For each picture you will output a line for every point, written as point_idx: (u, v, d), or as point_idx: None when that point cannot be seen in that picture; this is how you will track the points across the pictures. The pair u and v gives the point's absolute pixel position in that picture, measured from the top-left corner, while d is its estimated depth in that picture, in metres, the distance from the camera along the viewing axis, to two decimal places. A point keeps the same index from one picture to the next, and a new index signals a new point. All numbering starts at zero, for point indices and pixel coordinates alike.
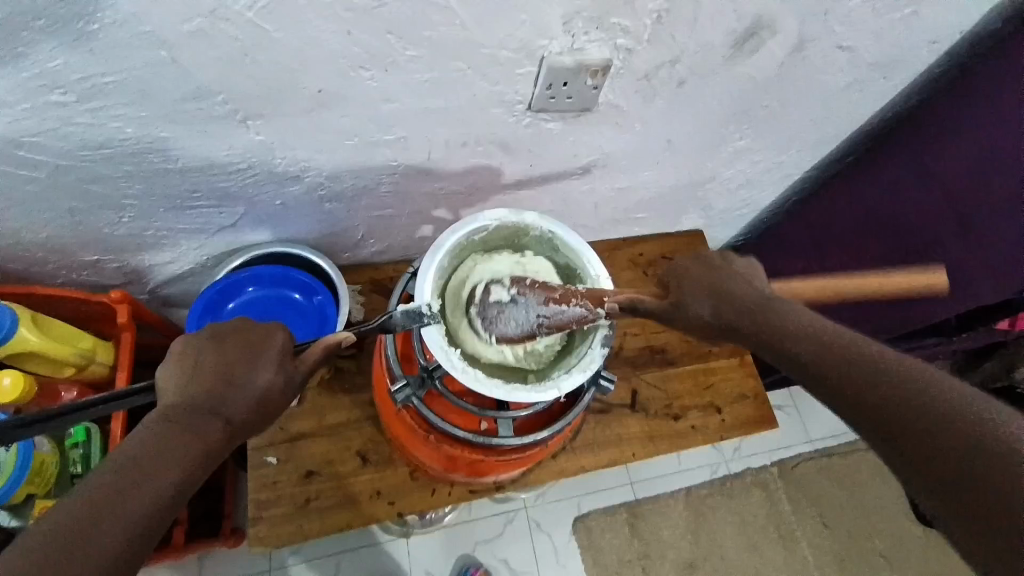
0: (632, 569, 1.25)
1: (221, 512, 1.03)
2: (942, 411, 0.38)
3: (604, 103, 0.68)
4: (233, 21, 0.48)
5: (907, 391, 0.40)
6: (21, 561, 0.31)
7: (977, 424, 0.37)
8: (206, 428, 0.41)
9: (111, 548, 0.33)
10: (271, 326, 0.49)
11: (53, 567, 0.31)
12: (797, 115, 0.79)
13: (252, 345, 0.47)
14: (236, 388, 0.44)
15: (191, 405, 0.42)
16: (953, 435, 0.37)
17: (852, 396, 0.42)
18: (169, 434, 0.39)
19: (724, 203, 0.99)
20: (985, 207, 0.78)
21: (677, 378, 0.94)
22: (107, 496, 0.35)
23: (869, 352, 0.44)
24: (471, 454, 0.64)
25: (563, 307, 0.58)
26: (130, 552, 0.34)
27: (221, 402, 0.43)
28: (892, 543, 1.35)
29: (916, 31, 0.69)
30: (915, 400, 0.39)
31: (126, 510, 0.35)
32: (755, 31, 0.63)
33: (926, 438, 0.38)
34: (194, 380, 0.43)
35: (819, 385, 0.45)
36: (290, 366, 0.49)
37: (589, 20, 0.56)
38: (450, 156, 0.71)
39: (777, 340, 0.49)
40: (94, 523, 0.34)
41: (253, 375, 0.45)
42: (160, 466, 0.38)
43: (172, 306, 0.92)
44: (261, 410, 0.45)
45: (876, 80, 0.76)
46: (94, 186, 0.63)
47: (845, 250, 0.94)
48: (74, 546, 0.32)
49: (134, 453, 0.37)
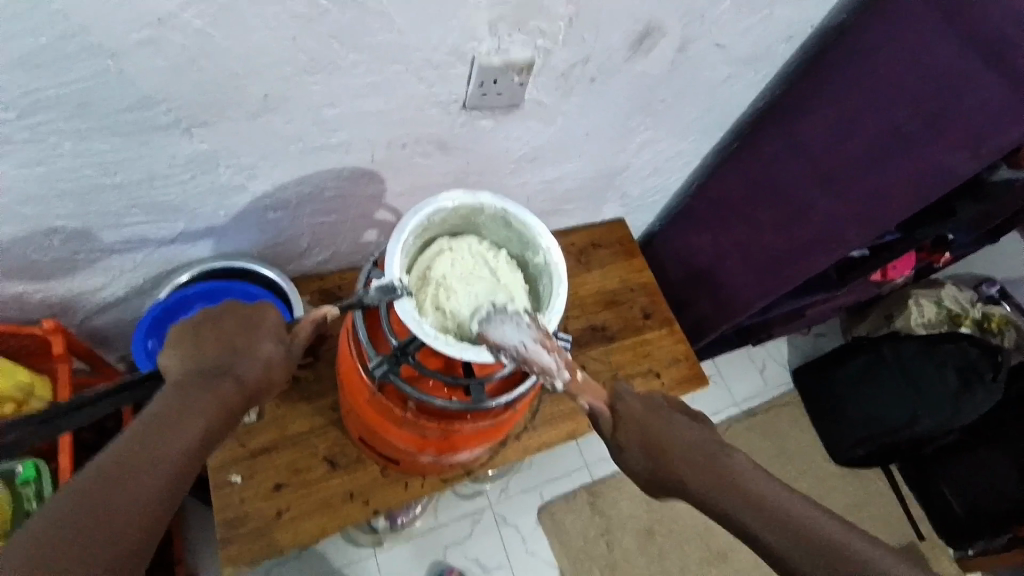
0: (596, 546, 1.31)
1: (172, 555, 0.97)
2: (757, 492, 0.55)
3: (529, 100, 0.76)
4: (182, 31, 0.50)
5: (730, 480, 0.56)
6: (76, 494, 0.40)
7: (778, 508, 0.53)
8: (219, 388, 0.48)
9: (145, 494, 0.42)
10: (264, 305, 0.55)
11: (97, 502, 0.40)
12: (688, 108, 0.92)
13: (248, 320, 0.53)
14: (242, 355, 0.51)
15: (203, 372, 0.49)
16: (757, 511, 0.54)
17: (700, 487, 0.57)
18: (185, 397, 0.47)
19: (639, 191, 1.10)
20: (845, 166, 0.89)
21: (618, 351, 1.04)
22: (136, 451, 0.43)
23: (710, 464, 0.58)
24: (448, 425, 0.68)
25: (545, 353, 0.60)
26: (161, 495, 0.42)
27: (232, 364, 0.50)
28: (818, 484, 1.49)
29: (773, 30, 0.82)
30: (754, 500, 0.54)
31: (149, 468, 0.43)
32: (649, 33, 0.73)
33: (747, 513, 0.54)
34: (200, 353, 0.50)
35: (692, 487, 0.57)
36: (286, 339, 0.55)
37: (512, 24, 0.63)
38: (392, 156, 0.75)
39: (666, 455, 0.60)
40: (128, 473, 0.42)
41: (256, 345, 0.52)
42: (172, 432, 0.45)
43: (101, 338, 0.87)
44: (266, 373, 0.52)
45: (748, 73, 0.89)
46: (25, 209, 0.61)
47: (744, 221, 1.07)
48: (113, 487, 0.41)
49: (156, 414, 0.45)
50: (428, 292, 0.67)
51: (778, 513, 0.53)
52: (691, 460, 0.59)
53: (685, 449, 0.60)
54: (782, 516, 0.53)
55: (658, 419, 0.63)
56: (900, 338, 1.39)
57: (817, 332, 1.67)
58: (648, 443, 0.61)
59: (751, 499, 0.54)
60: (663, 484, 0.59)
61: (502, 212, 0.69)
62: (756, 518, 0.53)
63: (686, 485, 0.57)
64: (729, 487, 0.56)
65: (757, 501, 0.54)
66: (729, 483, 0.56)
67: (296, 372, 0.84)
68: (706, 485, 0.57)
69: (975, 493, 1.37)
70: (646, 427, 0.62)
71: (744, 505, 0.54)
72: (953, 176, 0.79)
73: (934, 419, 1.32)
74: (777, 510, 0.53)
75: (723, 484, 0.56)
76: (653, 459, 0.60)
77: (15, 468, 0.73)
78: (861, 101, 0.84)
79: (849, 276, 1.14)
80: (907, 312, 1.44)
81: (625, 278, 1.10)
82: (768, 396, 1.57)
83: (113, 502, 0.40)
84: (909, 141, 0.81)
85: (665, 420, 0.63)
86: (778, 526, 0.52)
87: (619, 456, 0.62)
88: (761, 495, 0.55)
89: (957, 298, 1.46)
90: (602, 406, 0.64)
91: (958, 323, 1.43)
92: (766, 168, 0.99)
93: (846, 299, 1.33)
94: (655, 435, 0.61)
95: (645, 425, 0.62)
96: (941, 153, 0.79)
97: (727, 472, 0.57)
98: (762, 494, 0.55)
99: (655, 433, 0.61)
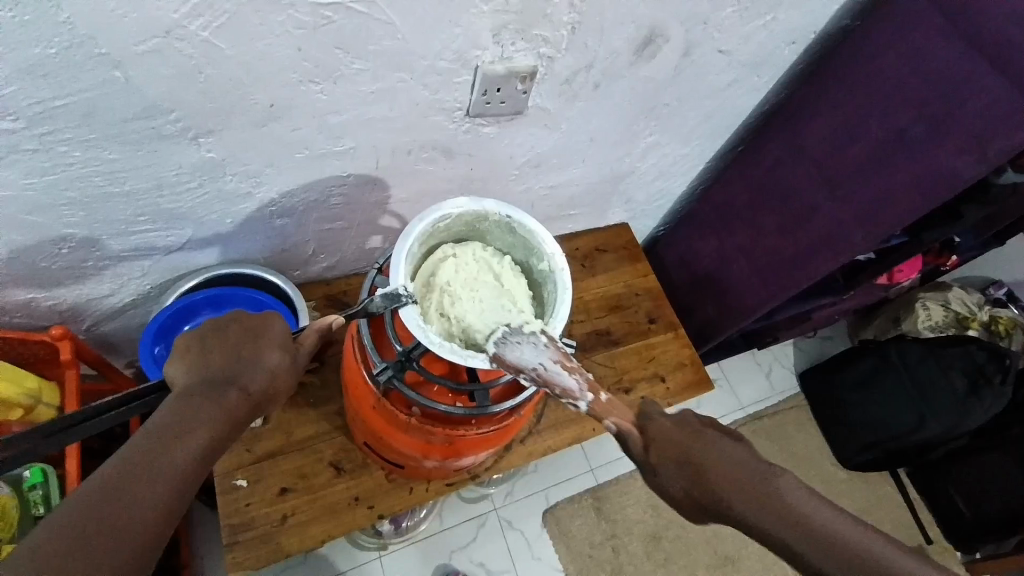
0: (602, 551, 1.30)
1: (179, 559, 0.98)
2: (802, 509, 0.51)
3: (533, 106, 0.76)
4: (189, 41, 0.51)
5: (772, 496, 0.52)
6: (80, 502, 0.39)
7: (826, 527, 0.49)
8: (224, 398, 0.49)
9: (150, 504, 0.42)
10: (270, 315, 0.55)
11: (102, 510, 0.40)
12: (692, 113, 0.92)
13: (253, 331, 0.53)
14: (247, 365, 0.51)
15: (208, 381, 0.49)
16: (806, 532, 0.49)
17: (742, 508, 0.52)
18: (191, 406, 0.47)
19: (642, 196, 1.10)
20: (849, 169, 0.88)
21: (622, 355, 1.04)
22: (142, 460, 0.43)
23: (751, 481, 0.53)
24: (452, 430, 0.68)
25: (565, 375, 0.60)
26: (166, 505, 0.43)
27: (237, 374, 0.50)
28: (825, 488, 1.48)
29: (776, 35, 0.83)
30: (800, 520, 0.50)
31: (154, 478, 0.43)
32: (651, 39, 0.73)
33: (797, 536, 0.49)
34: (206, 362, 0.50)
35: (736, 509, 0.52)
36: (292, 350, 0.55)
37: (515, 32, 0.63)
38: (397, 163, 0.75)
39: (705, 473, 0.54)
40: (134, 483, 0.42)
41: (261, 355, 0.52)
42: (178, 441, 0.45)
43: (109, 344, 0.88)
44: (271, 383, 0.52)
45: (752, 78, 0.89)
46: (35, 217, 0.62)
47: (748, 225, 1.07)
48: (119, 495, 0.41)
49: (162, 423, 0.45)
50: (433, 299, 0.67)
51: (826, 533, 0.49)
52: (729, 476, 0.53)
53: (721, 464, 0.54)
54: (831, 537, 0.49)
55: (691, 434, 0.57)
56: (906, 340, 1.39)
57: (823, 335, 1.66)
58: (686, 461, 0.55)
59: (797, 519, 0.50)
60: (701, 504, 0.54)
61: (506, 218, 0.69)
62: (806, 540, 0.49)
63: (727, 506, 0.52)
64: (773, 506, 0.51)
65: (804, 520, 0.50)
66: (773, 502, 0.51)
67: (301, 377, 0.85)
68: (750, 505, 0.52)
69: (983, 501, 1.35)
70: (684, 451, 0.55)
71: (819, 548, 0.48)
72: (956, 178, 0.77)
73: (939, 425, 1.31)
74: (824, 530, 0.49)
75: (766, 504, 0.51)
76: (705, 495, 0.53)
77: (22, 473, 0.74)
78: (864, 104, 0.84)
79: (855, 280, 1.14)
80: (913, 316, 1.43)
81: (630, 282, 1.10)
82: (774, 400, 1.56)
83: (119, 511, 0.40)
84: (911, 143, 0.80)
85: (697, 434, 0.57)
86: (827, 548, 0.48)
87: (656, 478, 0.55)
88: (806, 512, 0.50)
89: (964, 300, 1.45)
90: (630, 426, 0.58)
91: (966, 325, 1.42)
92: (771, 171, 0.99)
93: (852, 303, 1.33)
94: (698, 461, 0.54)
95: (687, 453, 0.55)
96: (945, 154, 0.77)
97: (771, 489, 0.52)
98: (806, 511, 0.50)
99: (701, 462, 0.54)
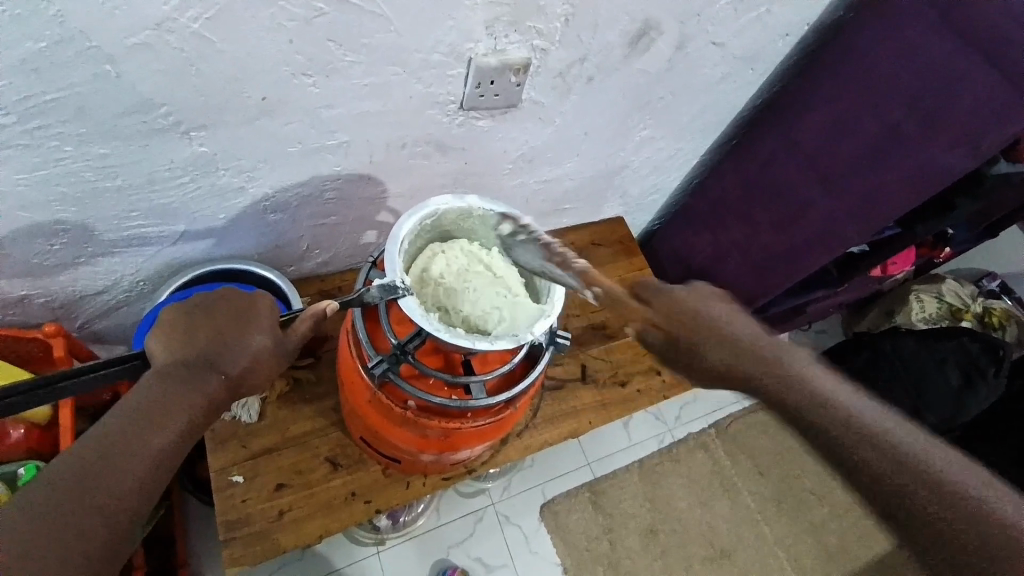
0: (599, 544, 1.31)
1: (177, 556, 0.98)
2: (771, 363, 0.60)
3: (527, 99, 0.76)
4: (180, 34, 0.51)
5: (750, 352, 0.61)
6: (64, 475, 0.44)
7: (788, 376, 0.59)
8: (202, 383, 0.51)
9: (124, 481, 0.46)
10: (257, 298, 0.57)
11: (81, 484, 0.44)
12: (685, 106, 0.92)
13: (238, 315, 0.55)
14: (228, 349, 0.53)
15: (189, 363, 0.52)
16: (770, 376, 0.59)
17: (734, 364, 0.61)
18: (171, 389, 0.50)
19: (637, 189, 1.10)
20: (843, 165, 0.89)
21: (619, 350, 1.01)
22: (120, 440, 0.47)
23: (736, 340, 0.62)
24: (448, 424, 0.68)
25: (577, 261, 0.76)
26: (141, 482, 0.47)
27: (218, 358, 0.53)
28: (820, 480, 1.48)
29: (769, 27, 0.82)
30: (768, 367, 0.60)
31: (131, 457, 0.47)
32: (645, 32, 0.73)
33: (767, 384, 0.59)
34: (190, 342, 0.53)
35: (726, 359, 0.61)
36: (278, 332, 0.56)
37: (509, 24, 0.63)
38: (391, 157, 0.75)
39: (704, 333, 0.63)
40: (110, 464, 0.46)
41: (243, 339, 0.54)
42: (154, 424, 0.48)
43: (103, 341, 0.88)
44: (252, 366, 0.54)
45: (745, 71, 0.89)
46: (26, 213, 0.62)
47: (741, 219, 1.07)
48: (96, 473, 0.45)
49: (142, 405, 0.49)
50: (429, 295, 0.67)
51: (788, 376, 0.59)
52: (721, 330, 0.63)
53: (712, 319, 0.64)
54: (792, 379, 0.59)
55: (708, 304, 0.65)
56: (900, 333, 1.39)
57: (818, 329, 1.66)
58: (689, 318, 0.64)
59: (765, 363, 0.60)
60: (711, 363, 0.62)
61: (493, 213, 0.69)
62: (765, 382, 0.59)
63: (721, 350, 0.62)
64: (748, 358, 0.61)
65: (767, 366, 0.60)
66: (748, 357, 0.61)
67: (296, 373, 0.84)
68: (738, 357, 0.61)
69: None
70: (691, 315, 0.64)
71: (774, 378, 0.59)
72: (948, 173, 0.79)
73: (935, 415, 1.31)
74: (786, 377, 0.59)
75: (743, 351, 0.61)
76: (798, 413, 0.57)
77: (16, 470, 0.75)
78: (857, 100, 0.84)
79: (849, 273, 1.14)
80: (908, 308, 1.44)
81: (624, 276, 1.10)
82: None
83: (96, 487, 0.45)
84: (905, 138, 0.81)
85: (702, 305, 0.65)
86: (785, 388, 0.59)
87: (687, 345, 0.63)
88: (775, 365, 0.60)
89: (957, 293, 1.46)
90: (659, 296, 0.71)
91: (959, 317, 1.44)
92: (763, 169, 0.99)
93: (846, 295, 1.33)
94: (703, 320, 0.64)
95: (766, 356, 0.60)
96: (939, 149, 0.78)
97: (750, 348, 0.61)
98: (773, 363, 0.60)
99: (773, 365, 0.60)
